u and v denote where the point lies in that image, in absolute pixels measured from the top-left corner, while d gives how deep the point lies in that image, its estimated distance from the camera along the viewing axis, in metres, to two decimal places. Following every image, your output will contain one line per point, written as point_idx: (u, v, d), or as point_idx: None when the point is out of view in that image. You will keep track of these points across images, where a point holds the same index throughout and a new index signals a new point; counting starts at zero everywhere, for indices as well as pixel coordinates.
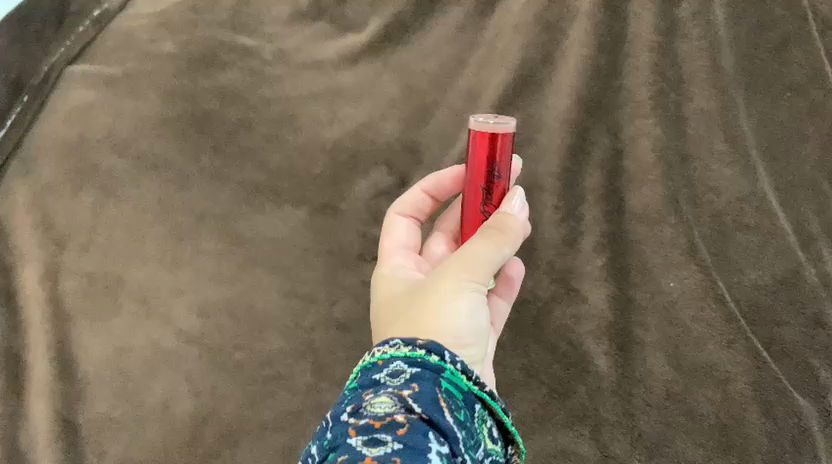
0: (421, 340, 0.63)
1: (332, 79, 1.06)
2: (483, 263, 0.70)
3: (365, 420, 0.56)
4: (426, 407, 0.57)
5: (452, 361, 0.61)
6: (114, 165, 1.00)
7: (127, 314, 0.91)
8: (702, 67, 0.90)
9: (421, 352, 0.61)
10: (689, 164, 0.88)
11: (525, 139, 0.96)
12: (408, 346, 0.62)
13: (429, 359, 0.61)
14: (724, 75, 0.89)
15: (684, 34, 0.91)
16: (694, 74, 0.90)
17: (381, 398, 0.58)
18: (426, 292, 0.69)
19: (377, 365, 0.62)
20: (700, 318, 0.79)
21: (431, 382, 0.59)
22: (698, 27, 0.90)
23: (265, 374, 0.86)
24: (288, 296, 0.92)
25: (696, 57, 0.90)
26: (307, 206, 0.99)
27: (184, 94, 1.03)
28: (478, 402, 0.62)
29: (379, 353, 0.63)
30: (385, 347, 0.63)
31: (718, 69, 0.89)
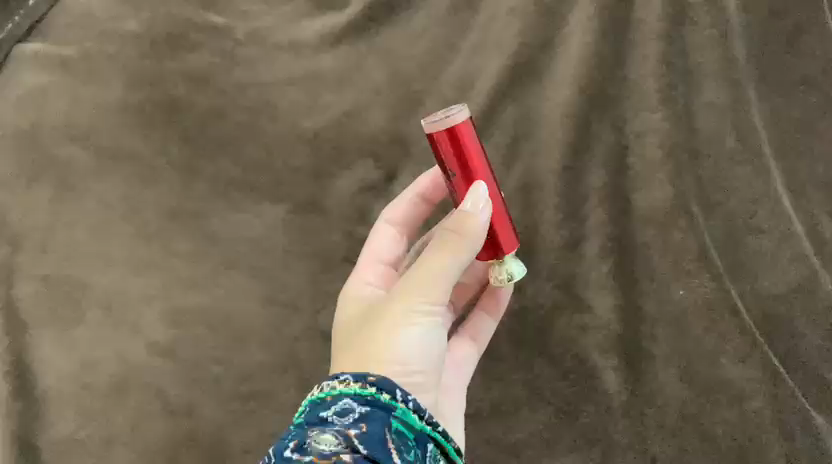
0: (372, 376, 0.62)
1: (311, 61, 0.98)
2: (435, 282, 0.68)
3: (310, 457, 0.55)
4: (371, 447, 0.56)
5: (403, 400, 0.62)
6: (75, 155, 0.90)
7: (91, 322, 0.82)
8: (711, 58, 0.84)
9: (371, 390, 0.61)
10: (700, 162, 0.83)
11: (524, 134, 0.90)
12: (358, 382, 0.62)
13: (379, 397, 0.61)
14: (735, 70, 0.84)
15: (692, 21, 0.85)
16: (701, 66, 0.85)
17: (327, 435, 0.57)
18: (380, 318, 0.68)
19: (326, 402, 0.62)
20: (713, 330, 0.76)
21: (380, 422, 0.59)
22: (708, 14, 0.85)
23: (244, 390, 0.78)
24: (269, 303, 0.83)
25: (705, 45, 0.85)
26: (287, 203, 0.91)
27: (149, 78, 0.95)
28: (431, 441, 0.63)
29: (327, 389, 0.63)
30: (334, 382, 0.63)
31: (728, 60, 0.84)
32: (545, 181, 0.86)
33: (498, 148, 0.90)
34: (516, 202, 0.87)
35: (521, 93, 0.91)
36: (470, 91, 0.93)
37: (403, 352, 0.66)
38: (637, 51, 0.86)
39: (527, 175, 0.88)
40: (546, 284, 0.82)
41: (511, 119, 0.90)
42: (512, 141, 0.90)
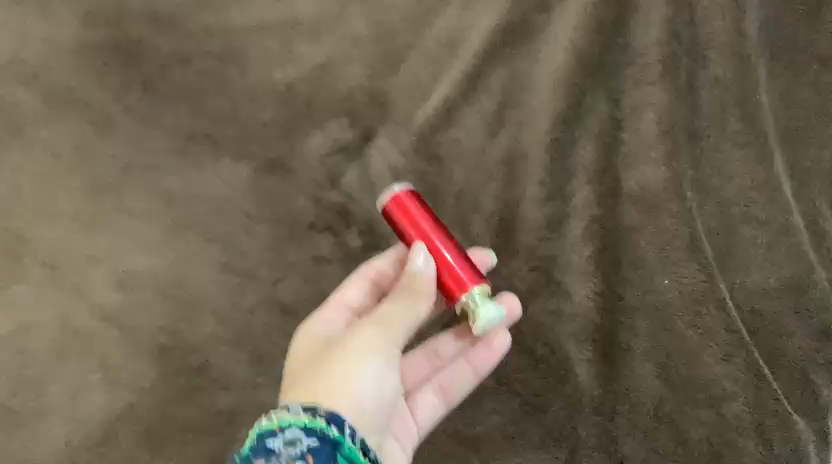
0: (324, 409, 0.57)
1: (287, 6, 0.91)
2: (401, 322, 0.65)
3: None
4: None
5: (351, 436, 0.56)
6: (20, 99, 0.85)
7: (33, 281, 0.76)
8: (721, 28, 0.74)
9: (321, 423, 0.56)
10: (697, 143, 0.77)
11: (512, 102, 0.83)
12: (309, 412, 0.57)
13: (328, 430, 0.56)
14: (746, 42, 0.74)
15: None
16: (711, 38, 0.75)
17: None
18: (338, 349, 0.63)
19: (273, 431, 0.56)
20: (696, 325, 0.70)
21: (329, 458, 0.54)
22: None
23: (190, 363, 0.71)
24: (225, 271, 0.77)
25: (716, 14, 0.74)
26: (252, 161, 0.85)
27: (108, 19, 0.90)
28: None
29: (275, 417, 0.57)
30: (283, 411, 0.57)
31: (741, 31, 0.74)
32: (529, 154, 0.81)
33: (483, 116, 0.84)
34: (498, 176, 0.82)
35: (513, 55, 0.84)
36: (457, 49, 0.86)
37: (358, 386, 0.61)
38: (641, 15, 0.77)
39: (511, 147, 0.82)
40: (524, 266, 0.77)
41: (498, 85, 0.84)
42: (499, 108, 0.84)
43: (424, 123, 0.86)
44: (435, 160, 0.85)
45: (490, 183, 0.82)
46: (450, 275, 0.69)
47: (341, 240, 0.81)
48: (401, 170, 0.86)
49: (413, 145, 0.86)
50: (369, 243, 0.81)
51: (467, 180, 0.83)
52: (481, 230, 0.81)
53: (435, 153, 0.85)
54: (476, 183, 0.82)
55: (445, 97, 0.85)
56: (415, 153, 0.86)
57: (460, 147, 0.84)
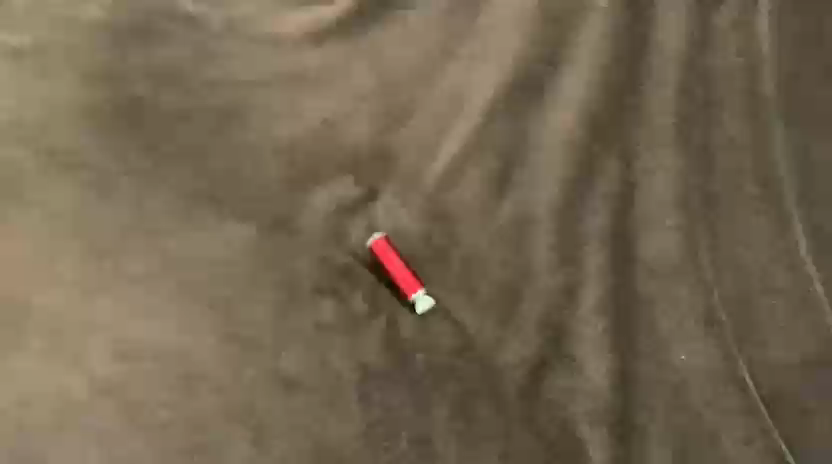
0: None
1: (291, 58, 0.90)
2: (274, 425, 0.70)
3: None
4: None
5: None
6: (18, 158, 0.83)
7: (29, 351, 0.74)
8: (734, 92, 0.75)
9: None
10: (713, 208, 0.74)
11: (518, 161, 0.81)
12: None
13: None
14: (763, 106, 0.74)
15: (714, 53, 0.76)
16: (725, 101, 0.76)
17: None
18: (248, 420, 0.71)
19: None
20: (717, 404, 0.68)
21: None
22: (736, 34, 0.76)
23: (192, 440, 0.70)
24: (226, 341, 0.75)
25: (725, 78, 0.76)
26: (254, 222, 0.83)
27: (110, 72, 0.88)
28: None
29: None
30: None
31: (752, 93, 0.75)
32: (539, 217, 0.78)
33: (489, 175, 0.81)
34: (506, 240, 0.79)
35: (523, 113, 0.81)
36: (462, 106, 0.84)
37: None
38: (651, 79, 0.77)
39: (521, 209, 0.79)
40: (536, 336, 0.74)
41: (505, 144, 0.81)
42: (507, 167, 0.81)
43: (431, 183, 0.84)
44: (441, 219, 0.82)
45: (499, 246, 0.79)
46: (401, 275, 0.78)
47: (346, 304, 0.78)
48: (405, 231, 0.83)
49: (420, 205, 0.84)
50: (374, 307, 0.78)
51: (475, 241, 0.80)
52: (492, 295, 0.77)
53: (441, 212, 0.82)
54: (485, 245, 0.79)
55: (452, 155, 0.83)
56: (421, 212, 0.83)
57: (466, 207, 0.82)
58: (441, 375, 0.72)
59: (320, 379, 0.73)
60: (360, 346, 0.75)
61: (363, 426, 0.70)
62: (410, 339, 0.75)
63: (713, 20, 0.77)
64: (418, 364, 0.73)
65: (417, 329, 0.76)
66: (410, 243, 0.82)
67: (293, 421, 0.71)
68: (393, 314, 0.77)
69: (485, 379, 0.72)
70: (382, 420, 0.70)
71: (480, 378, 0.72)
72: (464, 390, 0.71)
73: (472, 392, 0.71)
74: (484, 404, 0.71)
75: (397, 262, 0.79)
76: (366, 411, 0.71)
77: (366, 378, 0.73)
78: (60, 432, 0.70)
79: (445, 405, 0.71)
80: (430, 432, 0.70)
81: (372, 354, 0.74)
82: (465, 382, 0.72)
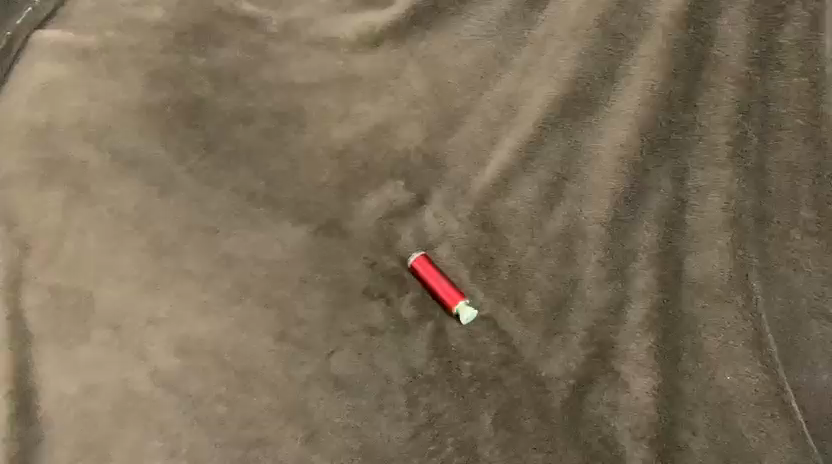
0: None
1: (346, 62, 0.92)
2: None
3: None
4: None
5: None
6: (88, 157, 0.88)
7: (96, 343, 0.77)
8: (799, 112, 0.66)
9: None
10: (765, 229, 0.71)
11: (569, 174, 0.81)
12: None
13: None
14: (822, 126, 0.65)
15: (779, 66, 0.66)
16: (785, 120, 0.67)
17: None
18: None
19: None
20: (759, 427, 0.68)
21: None
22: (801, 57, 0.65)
23: (247, 435, 0.72)
24: (281, 341, 0.78)
25: (792, 98, 0.66)
26: (308, 224, 0.86)
27: (174, 73, 0.93)
28: None
29: None
30: None
31: (813, 116, 0.65)
32: (589, 232, 0.79)
33: (540, 186, 0.82)
34: (554, 253, 0.81)
35: (573, 125, 0.80)
36: (516, 114, 0.83)
37: None
38: (707, 94, 0.71)
39: (570, 223, 0.81)
40: (581, 350, 0.76)
41: (557, 155, 0.81)
42: (558, 179, 0.81)
43: (481, 192, 0.85)
44: (491, 228, 0.85)
45: (547, 259, 0.81)
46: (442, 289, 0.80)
47: (395, 306, 0.80)
48: (454, 237, 0.86)
49: (470, 213, 0.86)
50: (422, 311, 0.80)
51: (523, 254, 0.83)
52: (536, 309, 0.80)
53: (491, 223, 0.85)
54: (533, 258, 0.82)
55: (503, 164, 0.83)
56: (471, 220, 0.86)
57: (516, 218, 0.84)
58: (487, 383, 0.75)
59: (369, 380, 0.75)
60: (409, 349, 0.77)
61: (411, 430, 0.72)
62: (458, 345, 0.77)
63: (791, 24, 0.64)
64: (464, 371, 0.75)
65: (464, 338, 0.78)
66: (459, 251, 0.85)
67: (344, 421, 0.73)
68: (441, 319, 0.80)
69: (529, 389, 0.74)
70: (430, 423, 0.72)
71: (524, 388, 0.74)
72: (509, 399, 0.74)
73: (516, 401, 0.73)
74: (528, 414, 0.72)
75: (438, 276, 0.81)
76: (413, 415, 0.73)
77: (415, 382, 0.75)
78: (124, 423, 0.73)
79: (491, 413, 0.73)
80: (475, 437, 0.71)
81: (421, 358, 0.76)
82: (510, 391, 0.74)
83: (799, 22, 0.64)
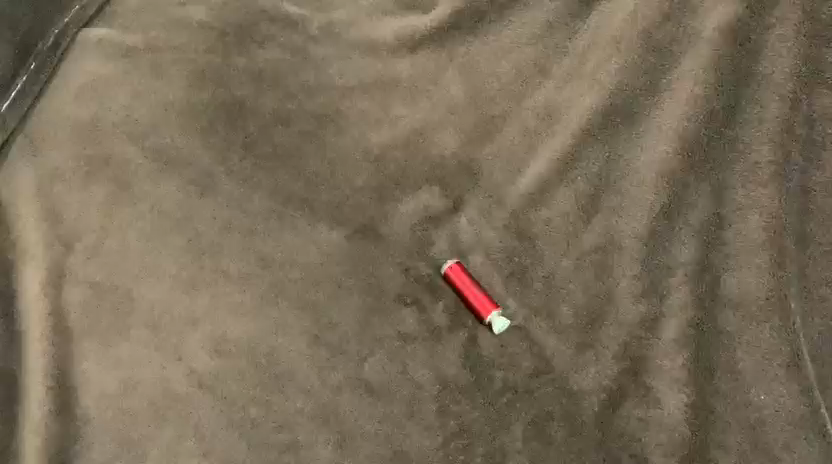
0: None
1: (385, 66, 0.93)
2: None
3: None
4: None
5: None
6: (130, 156, 0.90)
7: (135, 341, 0.79)
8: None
9: None
10: (805, 248, 0.72)
11: (606, 187, 0.81)
12: None
13: None
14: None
15: (828, 84, 0.69)
16: (831, 138, 0.70)
17: None
18: None
19: None
20: (793, 448, 0.67)
21: None
22: None
23: (280, 439, 0.74)
24: (314, 345, 0.79)
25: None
26: (344, 228, 0.86)
27: (216, 74, 0.94)
28: None
29: None
30: None
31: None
32: (625, 245, 0.79)
33: (577, 197, 0.82)
34: (589, 266, 0.80)
35: (613, 138, 0.81)
36: (553, 124, 0.84)
37: None
38: (752, 111, 0.73)
39: (606, 235, 0.80)
40: (614, 364, 0.75)
41: (594, 168, 0.82)
42: (595, 192, 0.81)
43: (516, 201, 0.84)
44: (525, 237, 0.83)
45: (582, 271, 0.80)
46: (475, 298, 0.79)
47: (428, 314, 0.81)
48: (489, 245, 0.84)
49: (504, 221, 0.85)
50: (455, 319, 0.80)
51: (557, 266, 0.81)
52: (569, 321, 0.79)
53: (526, 232, 0.84)
54: (568, 270, 0.81)
55: (540, 174, 0.83)
56: (505, 229, 0.84)
57: (551, 229, 0.83)
58: (518, 394, 0.75)
59: (401, 387, 0.76)
60: (441, 357, 0.78)
61: (442, 438, 0.73)
62: (490, 355, 0.78)
63: None
64: (495, 381, 0.76)
65: (496, 348, 0.78)
66: (492, 260, 0.84)
67: (376, 427, 0.74)
68: (473, 328, 0.80)
69: (560, 402, 0.74)
70: (461, 432, 0.73)
71: (555, 400, 0.74)
72: (540, 412, 0.74)
73: (548, 413, 0.74)
74: (558, 427, 0.73)
75: (471, 285, 0.80)
76: (444, 424, 0.74)
77: (446, 390, 0.76)
78: (156, 425, 0.75)
79: (521, 425, 0.73)
80: (506, 447, 0.72)
81: (452, 366, 0.77)
82: (541, 403, 0.74)
83: None
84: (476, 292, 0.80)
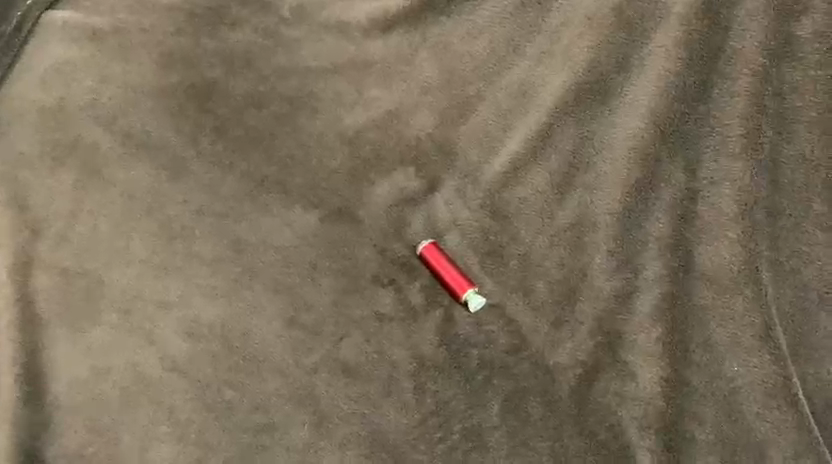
0: None
1: (359, 47, 0.91)
2: None
3: None
4: None
5: None
6: (99, 140, 0.89)
7: (106, 327, 0.78)
8: (814, 103, 0.66)
9: None
10: (776, 221, 0.70)
11: (580, 165, 0.79)
12: None
13: None
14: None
15: (796, 56, 0.66)
16: (800, 112, 0.67)
17: None
18: None
19: None
20: (765, 417, 0.68)
21: None
22: (818, 53, 0.65)
23: (256, 420, 0.73)
24: (290, 327, 0.78)
25: (809, 90, 0.66)
26: (318, 210, 0.86)
27: (186, 58, 0.93)
28: None
29: None
30: None
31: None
32: (599, 221, 0.78)
33: (552, 175, 0.81)
34: (564, 243, 0.80)
35: (586, 115, 0.78)
36: (528, 103, 0.82)
37: None
38: (721, 87, 0.69)
39: (580, 212, 0.80)
40: (589, 339, 0.76)
41: (569, 145, 0.79)
42: (569, 169, 0.80)
43: (492, 181, 0.84)
44: (500, 216, 0.84)
45: (557, 248, 0.80)
46: (451, 277, 0.80)
47: (404, 294, 0.80)
48: (465, 224, 0.85)
49: (480, 201, 0.85)
50: (431, 298, 0.80)
51: (533, 243, 0.82)
52: (544, 297, 0.79)
53: (501, 211, 0.84)
54: (543, 246, 0.81)
55: (513, 154, 0.82)
56: (481, 208, 0.85)
57: (527, 208, 0.82)
58: (495, 371, 0.75)
59: (378, 367, 0.76)
60: (418, 336, 0.77)
61: (419, 415, 0.73)
62: (466, 333, 0.78)
63: (808, 15, 0.64)
64: (472, 359, 0.76)
65: (472, 326, 0.78)
66: (469, 240, 0.84)
67: (352, 407, 0.74)
68: (449, 307, 0.80)
69: (537, 378, 0.74)
70: (438, 409, 0.73)
71: (531, 376, 0.75)
72: (516, 388, 0.74)
73: (524, 389, 0.74)
74: (535, 402, 0.73)
75: (447, 264, 0.81)
76: (421, 402, 0.73)
77: (423, 369, 0.75)
78: (126, 410, 0.74)
79: (497, 401, 0.73)
80: (482, 424, 0.72)
81: (429, 345, 0.77)
82: (518, 379, 0.74)
83: (818, 14, 0.64)
84: (452, 271, 0.80)
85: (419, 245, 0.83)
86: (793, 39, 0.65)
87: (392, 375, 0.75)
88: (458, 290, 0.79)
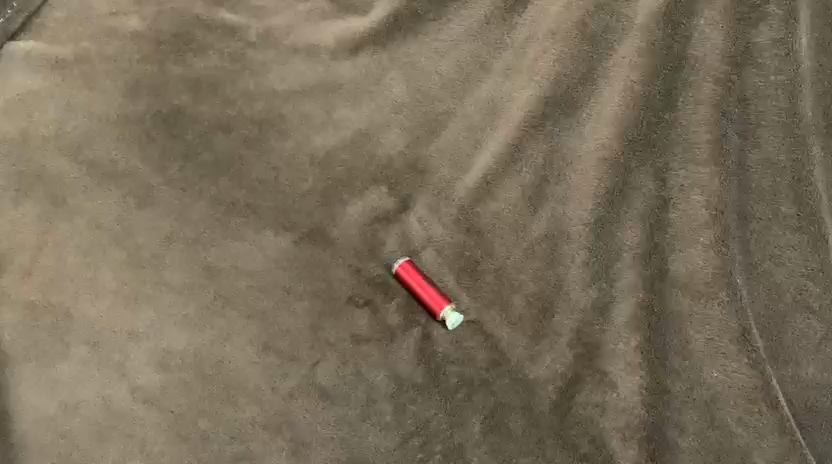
0: None
1: (327, 68, 0.91)
2: None
3: None
4: None
5: None
6: (63, 170, 0.87)
7: (75, 360, 0.76)
8: (777, 108, 0.66)
9: None
10: (747, 225, 0.70)
11: (551, 176, 0.79)
12: None
13: None
14: (799, 121, 0.65)
15: (755, 63, 0.65)
16: (762, 117, 0.67)
17: None
18: None
19: None
20: (747, 422, 0.67)
21: None
22: (777, 58, 0.64)
23: (232, 451, 0.71)
24: (264, 352, 0.77)
25: (771, 95, 0.66)
26: (290, 233, 0.85)
27: (152, 85, 0.92)
28: None
29: None
30: None
31: (794, 112, 0.65)
32: (573, 232, 0.78)
33: (524, 188, 0.80)
34: (539, 256, 0.80)
35: (555, 128, 0.78)
36: (497, 118, 0.82)
37: None
38: (686, 95, 0.69)
39: (554, 224, 0.79)
40: (568, 351, 0.75)
41: (540, 158, 0.79)
42: (540, 182, 0.80)
43: (465, 197, 0.83)
44: (475, 232, 0.83)
45: (533, 261, 0.80)
46: (429, 295, 0.78)
47: (380, 314, 0.79)
48: (440, 241, 0.84)
49: (454, 217, 0.84)
50: (407, 317, 0.79)
51: (509, 257, 0.81)
52: (522, 310, 0.79)
53: (475, 226, 0.83)
54: (518, 260, 0.80)
55: (486, 168, 0.81)
56: (455, 224, 0.84)
57: (500, 221, 0.82)
58: (475, 387, 0.74)
59: (355, 389, 0.74)
60: (395, 355, 0.76)
61: (400, 438, 0.71)
62: (445, 351, 0.77)
63: (765, 23, 0.64)
64: (451, 377, 0.75)
65: (451, 343, 0.77)
66: (444, 256, 0.83)
67: (331, 432, 0.72)
68: (427, 326, 0.79)
69: (517, 392, 0.74)
70: (418, 430, 0.72)
71: (512, 391, 0.74)
72: (497, 404, 0.73)
73: (505, 405, 0.73)
74: (516, 418, 0.72)
75: (424, 282, 0.79)
76: (401, 424, 0.72)
77: (401, 390, 0.74)
78: (94, 446, 0.71)
79: (479, 419, 0.72)
80: (464, 443, 0.71)
81: (407, 365, 0.76)
82: (498, 395, 0.74)
83: (774, 21, 0.64)
84: (430, 288, 0.79)
85: (397, 262, 0.81)
86: (752, 46, 0.65)
87: (370, 396, 0.74)
88: (435, 308, 0.78)
